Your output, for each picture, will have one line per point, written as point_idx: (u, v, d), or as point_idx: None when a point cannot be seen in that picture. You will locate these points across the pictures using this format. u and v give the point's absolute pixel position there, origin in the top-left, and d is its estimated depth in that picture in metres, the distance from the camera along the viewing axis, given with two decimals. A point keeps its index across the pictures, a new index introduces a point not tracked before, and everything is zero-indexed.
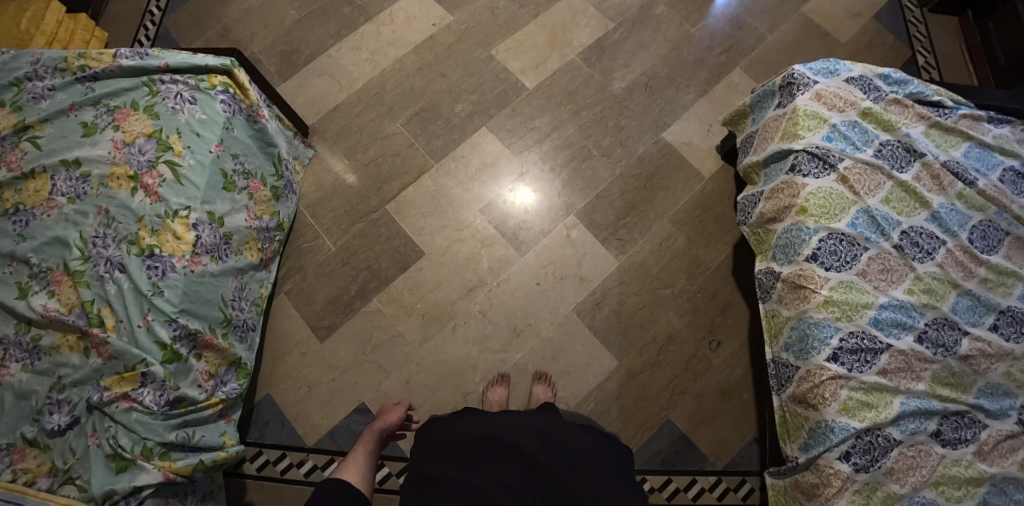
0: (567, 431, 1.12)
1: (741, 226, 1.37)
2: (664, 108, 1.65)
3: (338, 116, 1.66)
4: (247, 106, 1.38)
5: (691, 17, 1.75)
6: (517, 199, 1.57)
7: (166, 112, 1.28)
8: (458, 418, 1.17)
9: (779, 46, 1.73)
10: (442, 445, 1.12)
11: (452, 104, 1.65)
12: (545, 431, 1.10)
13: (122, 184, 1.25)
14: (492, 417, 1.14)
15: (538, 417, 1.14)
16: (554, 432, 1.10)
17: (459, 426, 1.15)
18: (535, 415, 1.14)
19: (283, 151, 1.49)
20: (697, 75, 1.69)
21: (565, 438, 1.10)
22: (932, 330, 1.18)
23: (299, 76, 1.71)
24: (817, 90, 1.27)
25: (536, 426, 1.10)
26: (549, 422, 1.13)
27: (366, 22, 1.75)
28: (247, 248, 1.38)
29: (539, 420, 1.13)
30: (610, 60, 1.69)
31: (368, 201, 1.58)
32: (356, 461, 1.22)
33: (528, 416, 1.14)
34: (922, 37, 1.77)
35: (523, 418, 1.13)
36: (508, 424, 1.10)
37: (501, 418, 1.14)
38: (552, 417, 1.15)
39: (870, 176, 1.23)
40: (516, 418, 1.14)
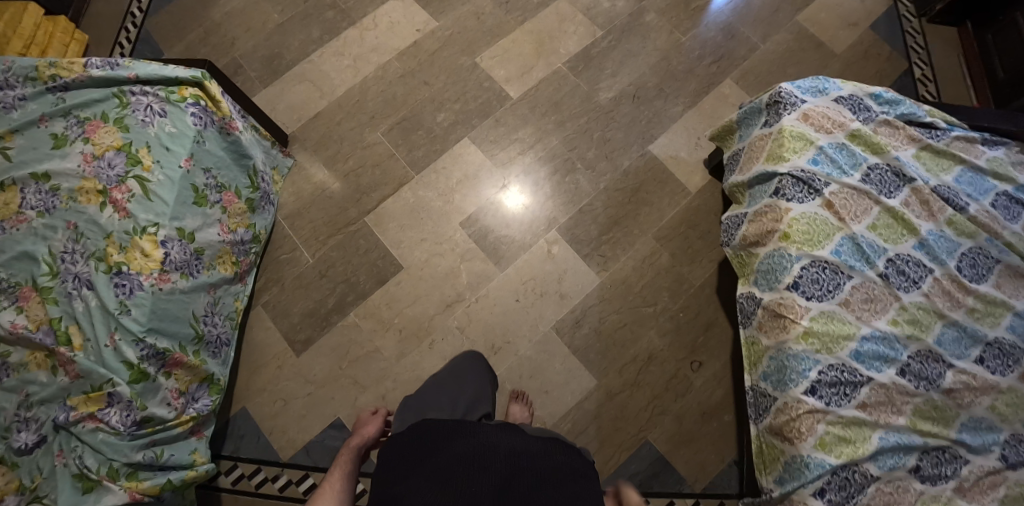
0: (536, 448, 1.09)
1: (724, 247, 1.33)
2: (651, 120, 1.61)
3: (318, 124, 1.63)
4: (219, 118, 1.34)
5: (683, 26, 1.71)
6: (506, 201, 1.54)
7: (136, 125, 1.26)
8: (418, 434, 1.09)
9: (770, 57, 1.69)
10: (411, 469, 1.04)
11: (435, 113, 1.61)
12: (517, 451, 1.06)
13: (91, 199, 1.24)
14: (457, 435, 1.08)
15: (504, 433, 1.10)
16: (526, 452, 1.07)
17: (423, 445, 1.07)
18: (500, 430, 1.10)
19: (260, 162, 1.47)
20: (686, 86, 1.65)
21: (536, 458, 1.07)
22: (916, 363, 1.15)
23: (280, 82, 1.68)
24: (804, 110, 1.22)
25: (507, 448, 1.06)
26: (516, 439, 1.10)
27: (350, 26, 1.71)
28: (220, 263, 1.36)
29: (506, 438, 1.09)
30: (597, 69, 1.65)
31: (347, 212, 1.55)
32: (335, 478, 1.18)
33: (493, 432, 1.09)
34: (919, 48, 1.76)
35: (490, 435, 1.09)
36: (479, 447, 1.06)
37: (468, 435, 1.08)
38: (516, 432, 1.11)
39: (857, 201, 1.18)
40: (482, 434, 1.09)
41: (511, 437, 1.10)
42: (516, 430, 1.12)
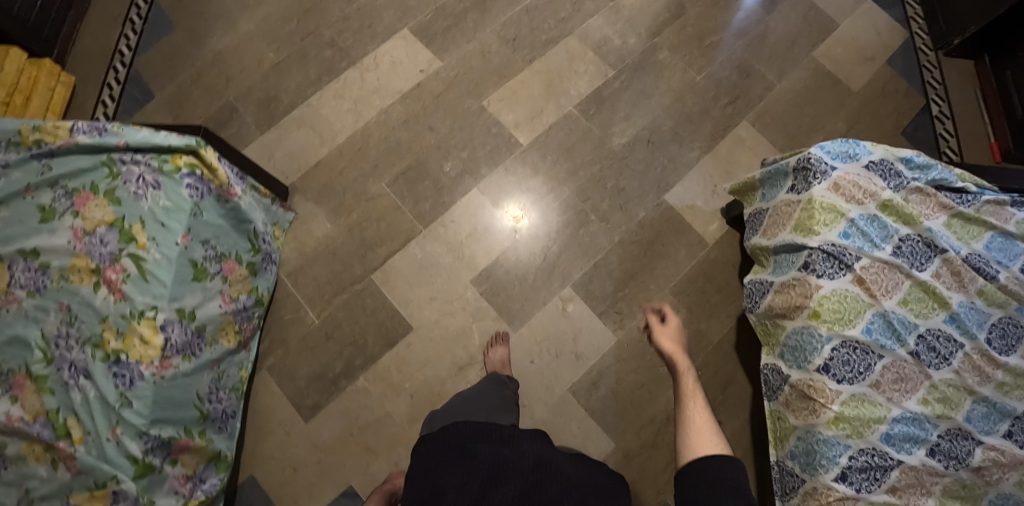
0: (563, 462, 1.00)
1: (747, 312, 1.29)
2: (667, 166, 1.55)
3: (319, 173, 1.55)
4: (217, 185, 1.26)
5: (697, 64, 1.64)
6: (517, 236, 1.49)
7: (128, 198, 1.18)
8: (443, 437, 1.02)
9: (787, 96, 1.64)
10: (433, 474, 0.97)
11: (441, 162, 1.54)
12: (544, 460, 0.98)
13: (83, 278, 1.17)
14: (484, 439, 1.00)
15: (532, 440, 1.02)
16: (554, 460, 0.99)
17: (448, 450, 0.99)
18: (529, 437, 1.02)
19: (261, 223, 1.39)
20: (701, 129, 1.59)
21: (562, 469, 0.97)
22: (945, 443, 1.12)
23: (277, 128, 1.60)
24: (835, 179, 1.16)
25: (534, 454, 0.99)
26: (546, 447, 1.02)
27: (349, 67, 1.63)
28: (222, 336, 1.30)
29: (535, 446, 1.00)
30: (610, 112, 1.58)
31: (352, 269, 1.49)
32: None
33: (521, 438, 1.01)
34: (936, 83, 1.72)
35: (519, 441, 1.01)
36: (504, 452, 0.98)
37: (494, 439, 1.01)
38: (546, 442, 1.03)
39: (888, 276, 1.14)
40: (510, 440, 1.01)
41: (540, 444, 1.01)
42: (547, 439, 1.04)
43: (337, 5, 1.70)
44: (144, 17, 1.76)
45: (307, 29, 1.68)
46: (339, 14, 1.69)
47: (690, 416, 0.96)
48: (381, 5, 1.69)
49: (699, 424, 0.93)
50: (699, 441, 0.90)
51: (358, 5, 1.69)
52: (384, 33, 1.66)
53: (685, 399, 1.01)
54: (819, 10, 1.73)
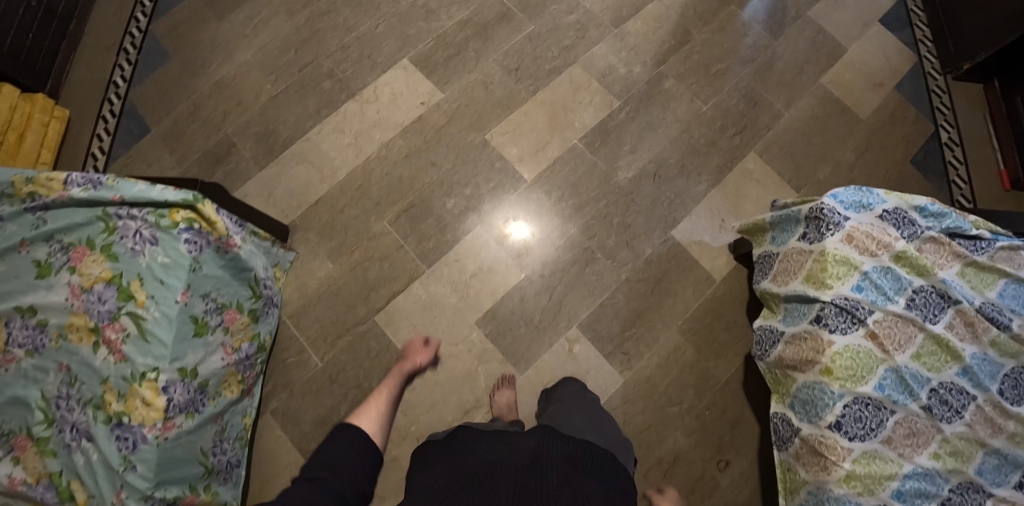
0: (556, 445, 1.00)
1: (756, 359, 1.27)
2: (673, 201, 1.52)
3: (320, 211, 1.52)
4: (216, 237, 1.22)
5: (704, 93, 1.61)
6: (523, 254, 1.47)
7: (126, 254, 1.16)
8: (448, 443, 1.05)
9: (795, 125, 1.62)
10: (434, 470, 1.00)
11: (445, 199, 1.51)
12: (537, 456, 0.97)
13: (82, 337, 1.15)
14: (482, 438, 1.03)
15: (533, 437, 1.01)
16: (552, 455, 0.98)
17: (449, 451, 1.03)
18: (528, 433, 1.02)
19: (261, 268, 1.36)
20: (709, 162, 1.56)
21: (557, 466, 0.96)
22: (956, 497, 1.10)
23: (276, 164, 1.57)
24: (848, 230, 1.13)
25: (527, 450, 0.98)
26: (544, 440, 1.01)
27: (349, 99, 1.60)
28: (225, 387, 1.28)
29: (532, 441, 1.00)
30: (616, 145, 1.55)
31: (355, 310, 1.46)
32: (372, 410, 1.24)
33: (518, 438, 1.02)
34: (945, 109, 1.69)
35: (516, 439, 1.02)
36: (497, 453, 0.99)
37: (495, 440, 1.02)
38: (545, 436, 1.01)
39: (901, 329, 1.12)
40: (508, 439, 1.02)
41: (539, 439, 1.00)
42: (551, 434, 1.02)
43: (336, 34, 1.66)
44: (138, 47, 1.73)
45: (305, 59, 1.65)
46: (339, 44, 1.65)
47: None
48: (381, 34, 1.66)
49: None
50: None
51: (358, 34, 1.66)
52: (384, 63, 1.63)
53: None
54: (826, 35, 1.70)
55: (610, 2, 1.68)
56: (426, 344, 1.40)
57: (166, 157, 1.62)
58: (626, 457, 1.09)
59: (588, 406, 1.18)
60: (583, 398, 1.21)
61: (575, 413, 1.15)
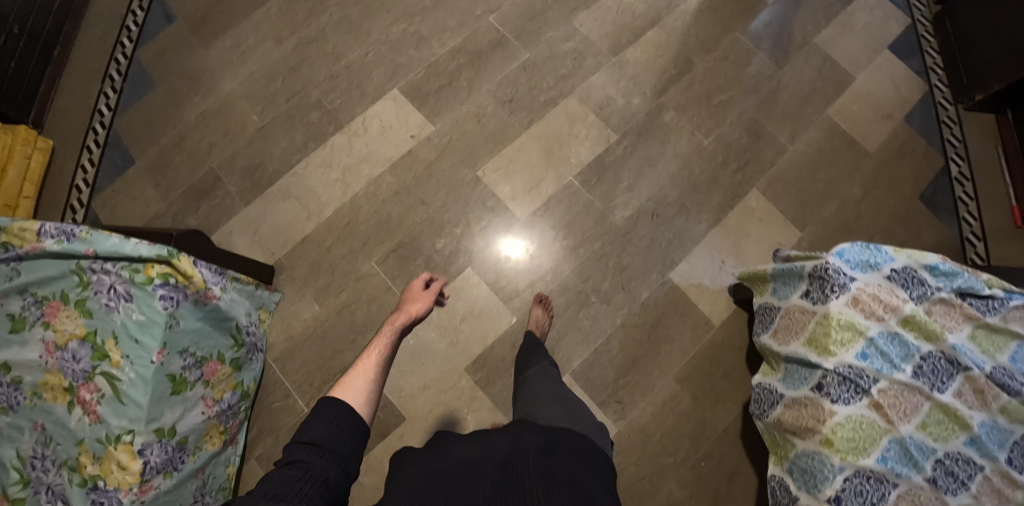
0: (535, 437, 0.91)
1: (755, 418, 1.22)
2: (672, 242, 1.46)
3: (306, 250, 1.48)
4: (194, 290, 1.18)
5: (705, 125, 1.55)
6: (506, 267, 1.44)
7: (99, 311, 1.12)
8: (417, 452, 0.95)
9: (801, 159, 1.55)
10: (405, 475, 0.89)
11: (434, 238, 1.45)
12: (514, 453, 0.87)
13: (57, 396, 1.12)
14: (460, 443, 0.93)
15: (506, 434, 0.92)
16: (527, 448, 0.88)
17: (422, 460, 0.91)
18: (500, 430, 0.92)
19: (244, 316, 1.32)
20: (710, 199, 1.49)
21: (536, 460, 0.86)
22: None
23: (262, 199, 1.52)
24: (854, 292, 1.07)
25: (504, 447, 0.88)
26: (520, 434, 0.91)
27: (337, 131, 1.55)
28: (206, 440, 1.24)
29: (505, 436, 0.91)
30: (612, 182, 1.49)
31: (342, 355, 1.42)
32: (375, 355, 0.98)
33: (497, 436, 0.91)
34: (956, 141, 1.63)
35: (492, 437, 0.92)
36: (477, 452, 0.88)
37: (470, 441, 0.93)
38: (520, 431, 0.92)
39: (907, 398, 1.06)
40: (486, 440, 0.92)
41: (514, 432, 0.91)
42: (522, 426, 0.94)
43: (325, 63, 1.61)
44: (124, 74, 1.70)
45: (293, 89, 1.60)
46: (327, 73, 1.60)
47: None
48: (371, 63, 1.60)
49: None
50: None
51: (347, 63, 1.61)
52: (373, 93, 1.57)
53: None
54: (833, 63, 1.65)
55: (608, 29, 1.62)
56: (426, 287, 1.26)
57: (150, 191, 1.58)
58: (604, 442, 1.04)
59: (555, 390, 1.10)
60: (555, 387, 1.11)
61: (545, 401, 1.06)
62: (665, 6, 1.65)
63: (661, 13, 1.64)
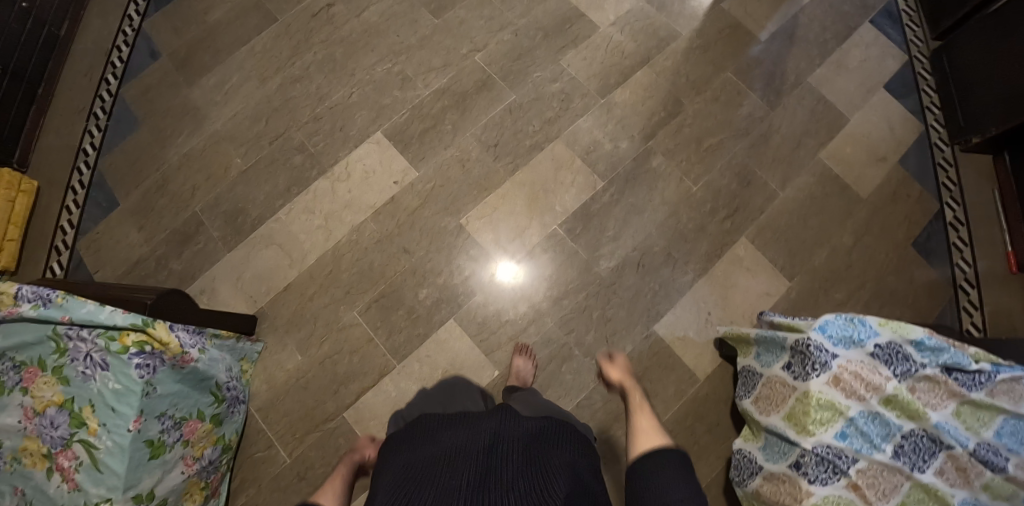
0: (520, 427, 0.91)
1: (735, 485, 1.21)
2: (657, 293, 1.44)
3: (289, 299, 1.47)
4: (170, 355, 1.16)
5: (694, 171, 1.52)
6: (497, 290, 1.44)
7: (76, 378, 1.12)
8: (402, 432, 0.95)
9: (791, 206, 1.52)
10: (393, 461, 0.89)
11: (416, 289, 1.44)
12: (499, 437, 0.89)
13: (36, 462, 1.12)
14: (443, 426, 0.92)
15: (490, 416, 0.93)
16: (511, 433, 0.90)
17: (408, 443, 0.92)
18: (483, 413, 0.93)
19: (225, 372, 1.32)
20: (697, 248, 1.47)
21: (519, 444, 0.88)
22: None
23: (245, 245, 1.51)
24: (836, 371, 1.05)
25: (490, 430, 0.89)
26: (503, 418, 0.93)
27: (320, 176, 1.53)
28: (186, 498, 1.25)
29: (489, 420, 0.92)
30: (598, 230, 1.46)
31: (324, 406, 1.41)
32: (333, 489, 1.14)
33: (481, 420, 0.92)
34: (951, 185, 1.61)
35: (474, 420, 0.93)
36: (461, 439, 0.89)
37: (453, 421, 0.93)
38: (503, 416, 0.93)
39: (886, 478, 1.03)
40: (470, 423, 0.92)
41: (501, 420, 0.91)
42: (505, 409, 0.95)
43: (309, 104, 1.59)
44: (109, 112, 1.69)
45: (277, 130, 1.58)
46: (311, 115, 1.58)
47: (638, 426, 1.05)
48: (355, 104, 1.58)
49: (649, 431, 1.01)
50: (642, 441, 0.98)
51: (331, 104, 1.59)
52: (357, 136, 1.55)
53: (635, 413, 1.11)
54: (827, 104, 1.62)
55: (596, 69, 1.59)
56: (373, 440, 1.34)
57: (134, 234, 1.57)
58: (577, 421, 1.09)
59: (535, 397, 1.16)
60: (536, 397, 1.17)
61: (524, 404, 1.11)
62: (655, 45, 1.62)
63: (651, 52, 1.61)
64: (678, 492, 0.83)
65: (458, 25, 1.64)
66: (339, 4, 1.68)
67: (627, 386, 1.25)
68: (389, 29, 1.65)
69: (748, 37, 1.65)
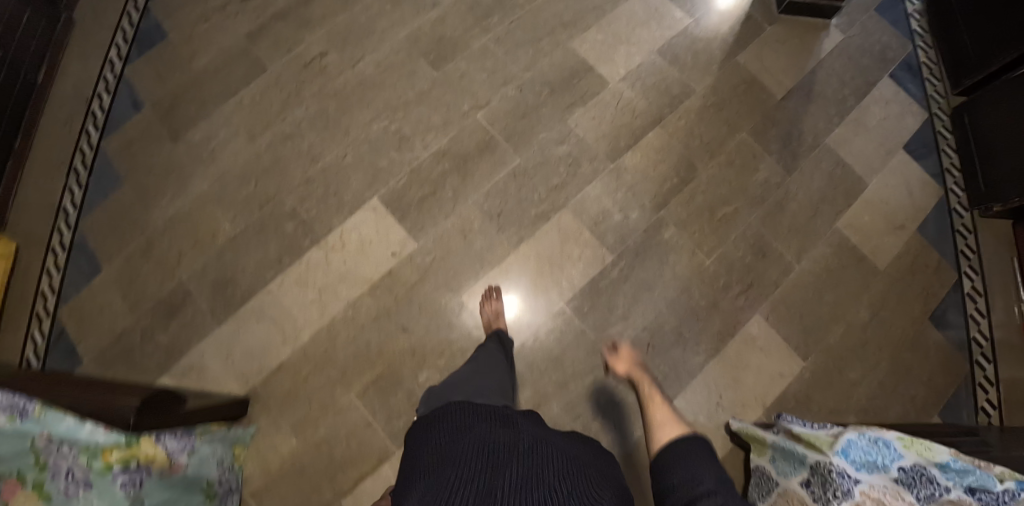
0: (553, 433, 0.91)
1: None
2: (667, 375, 1.38)
3: (281, 379, 1.40)
4: (157, 467, 1.08)
5: (707, 243, 1.45)
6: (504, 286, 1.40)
7: (57, 498, 0.97)
8: (434, 420, 0.92)
9: (807, 279, 1.46)
10: (429, 448, 0.86)
11: (416, 370, 1.38)
12: (541, 439, 0.88)
13: None
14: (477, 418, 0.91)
15: (527, 421, 0.93)
16: (549, 436, 0.90)
17: (444, 431, 0.88)
18: (519, 415, 0.94)
19: (217, 467, 1.24)
20: (709, 327, 1.41)
21: (560, 447, 0.87)
22: None
23: (234, 319, 1.43)
24: (859, 498, 0.98)
25: (530, 433, 0.89)
26: (537, 425, 0.94)
27: (312, 245, 1.45)
28: None
29: (527, 423, 0.92)
30: (607, 308, 1.40)
31: (319, 494, 1.33)
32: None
33: (519, 423, 0.92)
34: (970, 253, 1.55)
35: (512, 419, 0.93)
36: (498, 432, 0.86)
37: (491, 415, 0.92)
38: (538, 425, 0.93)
39: None
40: (508, 420, 0.92)
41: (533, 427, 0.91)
42: (535, 419, 0.96)
43: (300, 165, 1.50)
44: (90, 168, 1.59)
45: (267, 194, 1.49)
46: (302, 177, 1.49)
47: (653, 419, 1.03)
48: (350, 165, 1.49)
49: (664, 422, 1.00)
50: (661, 433, 0.96)
51: (323, 165, 1.49)
52: (351, 202, 1.46)
53: (647, 406, 1.09)
54: (845, 167, 1.55)
55: (606, 130, 1.51)
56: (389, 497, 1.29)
57: (118, 303, 1.49)
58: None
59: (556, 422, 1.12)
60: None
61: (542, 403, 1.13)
62: (668, 103, 1.54)
63: (663, 111, 1.53)
64: (706, 482, 0.77)
65: (458, 79, 1.54)
66: (333, 53, 1.59)
67: (635, 379, 1.21)
68: (386, 81, 1.55)
69: (764, 94, 1.58)
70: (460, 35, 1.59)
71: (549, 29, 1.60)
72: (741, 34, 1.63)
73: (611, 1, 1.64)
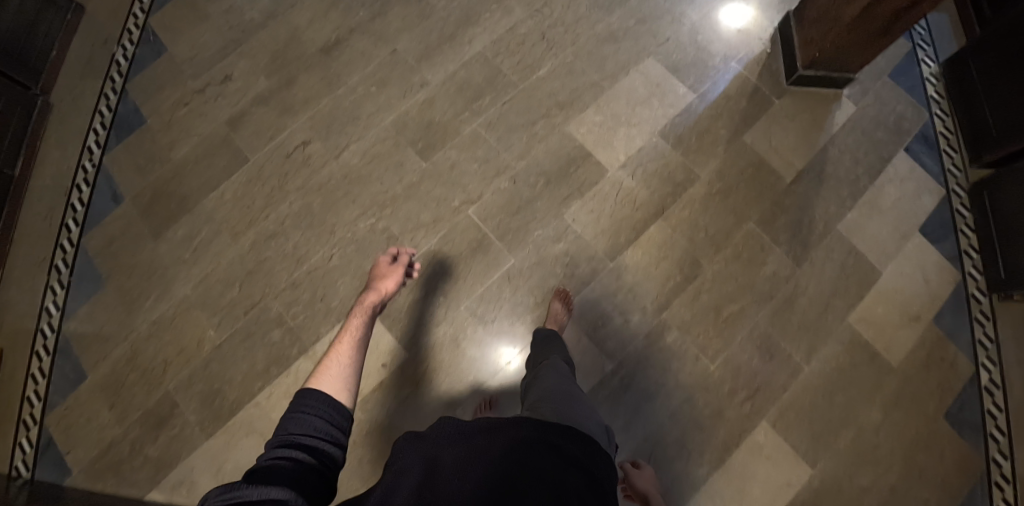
0: (550, 454, 0.81)
1: None
2: (670, 488, 1.31)
3: None
4: None
5: (711, 346, 1.39)
6: (503, 377, 1.35)
7: None
8: (428, 436, 0.84)
9: (817, 381, 1.39)
10: (421, 470, 0.79)
11: None
12: (532, 460, 0.79)
13: None
14: (471, 440, 0.81)
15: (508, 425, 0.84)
16: (529, 445, 0.81)
17: (434, 451, 0.81)
18: (512, 425, 0.83)
19: None
20: (713, 437, 1.35)
21: (554, 472, 0.79)
22: None
23: (223, 433, 1.39)
24: None
25: (523, 453, 0.80)
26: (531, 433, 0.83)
27: (300, 355, 1.40)
28: None
29: (503, 432, 0.83)
30: (608, 419, 1.34)
31: None
32: (344, 349, 0.99)
33: (496, 434, 0.83)
34: (989, 341, 1.46)
35: (498, 430, 0.83)
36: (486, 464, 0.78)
37: (481, 434, 0.83)
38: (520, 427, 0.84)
39: None
40: (503, 437, 0.82)
41: (529, 445, 0.81)
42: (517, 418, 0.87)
43: (285, 267, 1.44)
44: (71, 265, 1.52)
45: (252, 298, 1.44)
46: (288, 280, 1.43)
47: None
48: (337, 268, 1.43)
49: None
50: None
51: (309, 267, 1.43)
52: (339, 308, 1.41)
53: None
54: (858, 256, 1.47)
55: (605, 224, 1.43)
56: (398, 264, 1.23)
57: (106, 413, 1.42)
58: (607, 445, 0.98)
59: (569, 391, 1.02)
60: (565, 382, 1.06)
61: (551, 400, 0.99)
62: (670, 192, 1.46)
63: (665, 201, 1.46)
64: None
65: (448, 170, 1.47)
66: (316, 142, 1.51)
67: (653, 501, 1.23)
68: (372, 174, 1.48)
69: (772, 178, 1.50)
70: (450, 120, 1.50)
71: (544, 111, 1.51)
72: (748, 110, 1.54)
73: (610, 77, 1.55)
